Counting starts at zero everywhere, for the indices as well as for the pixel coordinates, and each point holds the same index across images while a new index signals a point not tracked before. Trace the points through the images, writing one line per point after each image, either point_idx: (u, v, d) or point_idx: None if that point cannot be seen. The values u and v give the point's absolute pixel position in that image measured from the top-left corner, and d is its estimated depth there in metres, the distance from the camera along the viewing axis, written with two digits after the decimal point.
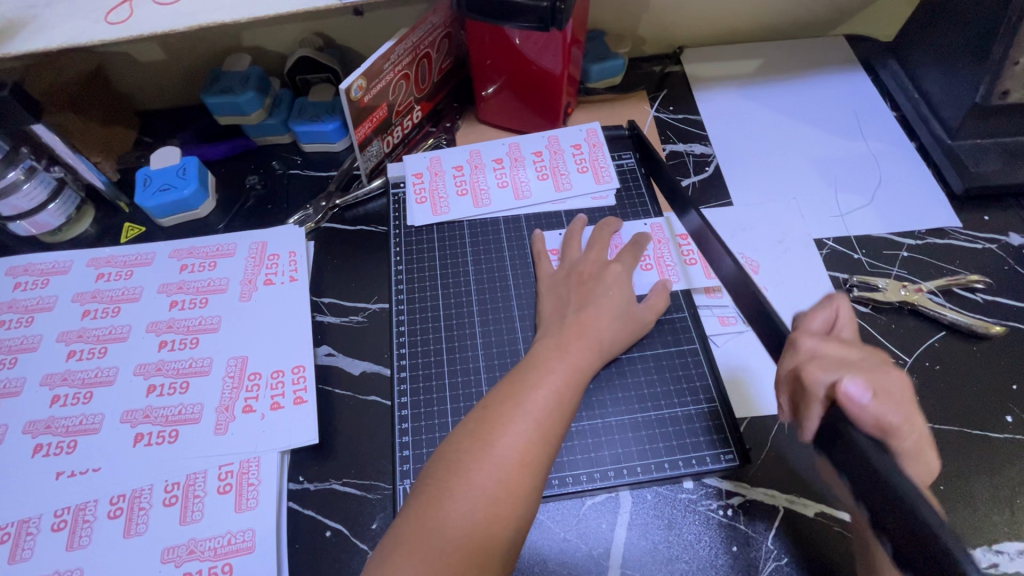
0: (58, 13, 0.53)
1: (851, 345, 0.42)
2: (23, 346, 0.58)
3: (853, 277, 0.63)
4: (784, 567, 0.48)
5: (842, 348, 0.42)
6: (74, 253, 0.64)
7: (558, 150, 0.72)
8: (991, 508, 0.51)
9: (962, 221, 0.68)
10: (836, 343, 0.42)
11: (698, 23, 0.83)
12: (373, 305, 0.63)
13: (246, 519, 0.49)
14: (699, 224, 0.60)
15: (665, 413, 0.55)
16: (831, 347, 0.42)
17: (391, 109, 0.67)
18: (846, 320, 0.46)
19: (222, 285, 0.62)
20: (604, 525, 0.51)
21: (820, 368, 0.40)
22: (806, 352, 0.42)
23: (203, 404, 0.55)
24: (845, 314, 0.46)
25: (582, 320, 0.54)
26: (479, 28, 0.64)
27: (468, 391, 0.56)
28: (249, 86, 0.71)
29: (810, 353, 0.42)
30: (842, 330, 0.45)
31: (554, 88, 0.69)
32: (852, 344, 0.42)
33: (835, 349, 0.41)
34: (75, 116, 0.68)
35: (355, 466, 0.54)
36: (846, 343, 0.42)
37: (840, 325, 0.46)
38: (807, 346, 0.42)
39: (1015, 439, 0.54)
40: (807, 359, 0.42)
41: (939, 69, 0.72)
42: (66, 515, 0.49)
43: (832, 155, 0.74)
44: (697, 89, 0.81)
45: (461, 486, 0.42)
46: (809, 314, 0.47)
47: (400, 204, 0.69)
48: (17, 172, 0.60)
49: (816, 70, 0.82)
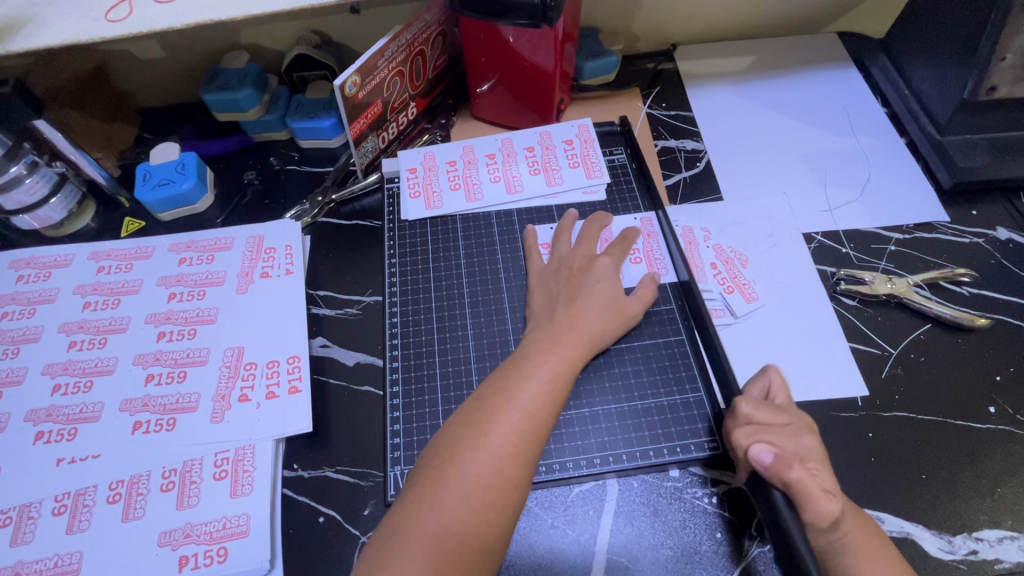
0: (59, 12, 0.55)
1: (777, 412, 0.47)
2: (26, 337, 0.59)
3: (840, 271, 0.64)
4: (767, 553, 0.49)
5: (769, 415, 0.47)
6: (75, 247, 0.66)
7: (550, 146, 0.73)
8: (972, 497, 0.51)
9: (950, 215, 0.68)
10: (766, 411, 0.47)
11: (691, 20, 0.84)
12: (367, 298, 0.64)
13: (241, 504, 0.50)
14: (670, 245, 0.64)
15: (652, 402, 0.56)
16: (763, 415, 0.47)
17: (385, 105, 0.68)
18: (779, 387, 0.50)
19: (219, 277, 0.63)
20: (591, 512, 0.52)
21: (742, 433, 0.46)
22: (740, 417, 0.47)
23: (200, 393, 0.56)
24: (779, 383, 0.50)
25: (572, 312, 0.55)
26: (473, 25, 0.65)
27: (458, 380, 0.57)
28: (247, 83, 0.72)
29: (744, 417, 0.47)
30: (777, 397, 0.49)
31: (547, 85, 0.70)
32: (781, 412, 0.47)
33: (765, 415, 0.47)
34: (77, 112, 0.70)
35: (348, 454, 0.55)
36: (776, 410, 0.47)
37: (774, 391, 0.50)
38: (742, 410, 0.47)
39: (998, 429, 0.54)
40: (739, 422, 0.47)
41: (929, 65, 0.73)
42: (66, 500, 0.50)
43: (822, 150, 0.74)
44: (689, 85, 0.82)
45: (456, 473, 0.43)
46: (746, 385, 0.51)
47: (395, 199, 0.70)
48: (20, 167, 0.61)
49: (808, 66, 0.83)
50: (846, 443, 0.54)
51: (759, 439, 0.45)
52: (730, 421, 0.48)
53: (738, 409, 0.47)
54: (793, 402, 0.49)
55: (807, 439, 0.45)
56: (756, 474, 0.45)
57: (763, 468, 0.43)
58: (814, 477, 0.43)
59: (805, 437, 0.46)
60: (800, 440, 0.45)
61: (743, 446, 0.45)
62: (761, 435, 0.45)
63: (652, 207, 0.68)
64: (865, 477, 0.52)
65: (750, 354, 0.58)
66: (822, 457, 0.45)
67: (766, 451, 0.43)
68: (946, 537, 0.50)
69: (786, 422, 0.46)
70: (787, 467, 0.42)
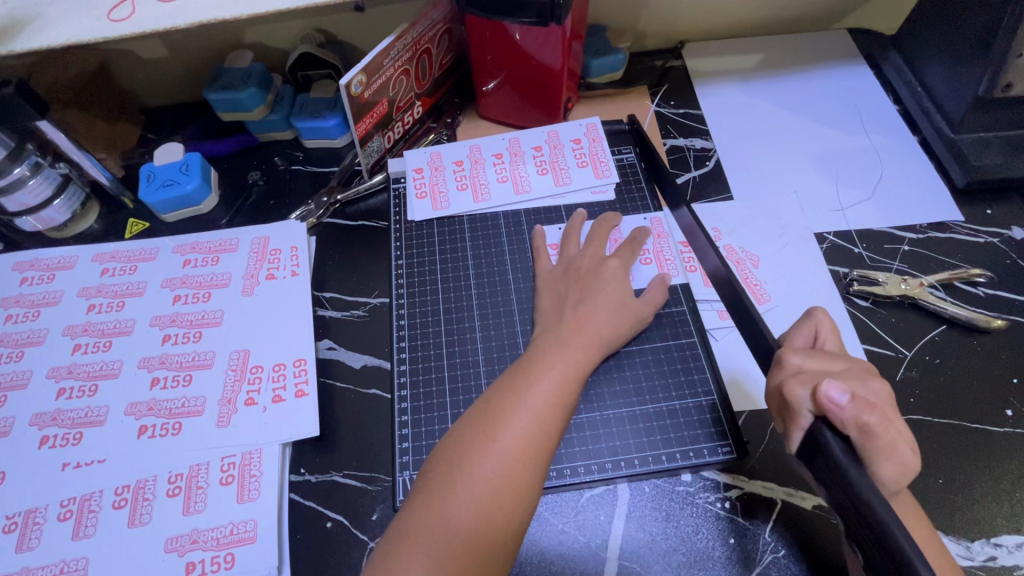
0: (60, 11, 0.54)
1: (832, 358, 0.44)
2: (30, 340, 0.58)
3: (853, 271, 0.63)
4: (781, 560, 0.48)
5: (823, 362, 0.44)
6: (79, 248, 0.65)
7: (557, 145, 0.72)
8: (990, 502, 0.51)
9: (964, 215, 0.67)
10: (820, 359, 0.44)
11: (699, 17, 0.83)
12: (374, 300, 0.63)
13: (248, 509, 0.50)
14: (689, 220, 0.60)
15: (663, 406, 0.55)
16: (815, 362, 0.44)
17: (391, 104, 0.67)
18: (827, 333, 0.47)
19: (224, 279, 0.63)
20: (602, 517, 0.51)
21: (799, 381, 0.42)
22: (790, 366, 0.44)
23: (205, 397, 0.55)
24: (829, 329, 0.47)
25: (582, 314, 0.54)
26: (480, 24, 0.65)
27: (466, 383, 0.57)
28: (251, 83, 0.71)
29: (793, 367, 0.44)
30: (827, 344, 0.46)
31: (554, 83, 0.69)
32: (835, 357, 0.44)
33: (818, 362, 0.44)
34: (80, 112, 0.69)
35: (356, 458, 0.54)
36: (829, 356, 0.44)
37: (823, 338, 0.47)
38: (792, 361, 0.44)
39: (1015, 432, 0.53)
40: (790, 372, 0.44)
41: (942, 61, 0.72)
42: (72, 505, 0.50)
43: (833, 149, 0.73)
44: (698, 83, 0.81)
45: (464, 479, 0.43)
46: (792, 333, 0.49)
47: (401, 199, 0.69)
48: (22, 169, 0.60)
49: (818, 64, 0.82)
50: None
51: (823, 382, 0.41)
52: (778, 372, 0.44)
53: (787, 359, 0.44)
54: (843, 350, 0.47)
55: (873, 381, 0.42)
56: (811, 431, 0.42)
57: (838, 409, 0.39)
58: (887, 420, 0.39)
59: (872, 381, 0.42)
60: (867, 384, 0.42)
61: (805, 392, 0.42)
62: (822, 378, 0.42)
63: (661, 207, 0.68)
64: None
65: None
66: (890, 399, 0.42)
67: (839, 390, 0.40)
68: (964, 543, 0.49)
69: (844, 368, 0.43)
70: (865, 411, 0.39)
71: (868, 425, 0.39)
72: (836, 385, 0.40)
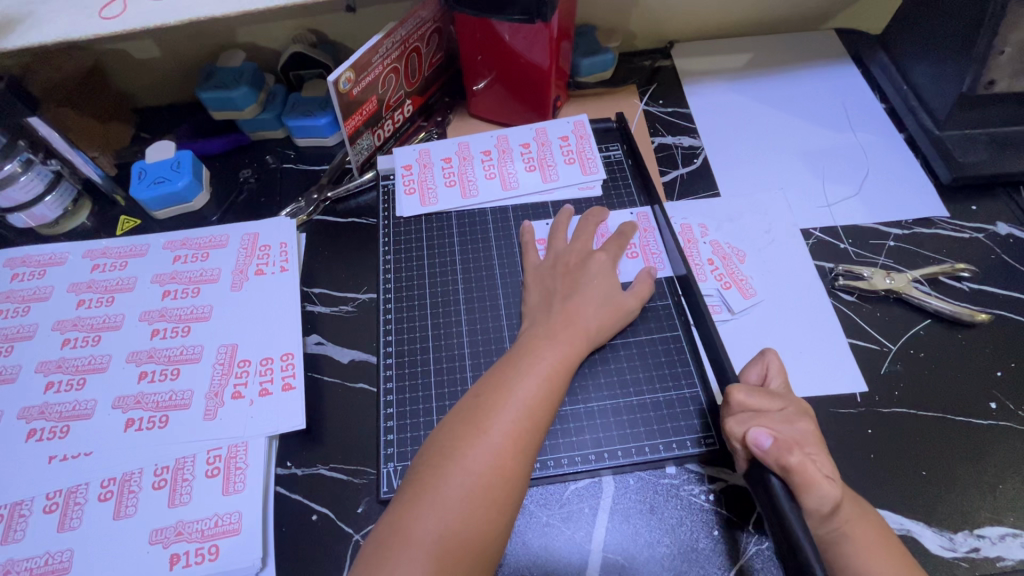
0: (53, 11, 0.55)
1: (772, 397, 0.47)
2: (20, 335, 0.59)
3: (838, 266, 0.63)
4: (764, 551, 0.48)
5: (763, 401, 0.47)
6: (71, 245, 0.65)
7: (545, 143, 0.72)
8: (973, 494, 0.51)
9: (949, 211, 0.68)
10: (759, 397, 0.47)
11: (688, 17, 0.83)
12: (362, 295, 0.64)
13: (233, 502, 0.50)
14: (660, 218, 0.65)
15: (646, 398, 0.55)
16: (756, 400, 0.47)
17: (381, 102, 0.67)
18: (775, 371, 0.50)
19: (214, 275, 0.63)
20: (586, 509, 0.51)
21: (736, 422, 0.46)
22: (733, 405, 0.48)
23: (193, 390, 0.55)
24: (776, 367, 0.50)
25: (568, 309, 0.54)
26: (468, 23, 0.66)
27: (451, 377, 0.57)
28: (242, 82, 0.72)
29: (738, 405, 0.47)
30: (773, 381, 0.49)
31: (543, 81, 0.70)
32: (776, 396, 0.47)
33: (758, 400, 0.47)
34: (73, 111, 0.70)
35: (342, 451, 0.54)
36: (771, 394, 0.47)
37: (770, 376, 0.49)
38: (736, 399, 0.47)
39: (999, 425, 0.54)
40: (732, 410, 0.48)
41: (927, 60, 0.73)
42: (58, 497, 0.50)
43: (820, 146, 0.74)
44: (686, 82, 0.82)
45: (455, 471, 0.43)
46: (743, 370, 0.51)
47: (390, 195, 0.70)
48: (14, 165, 0.61)
49: (806, 63, 0.83)
50: (844, 439, 0.53)
51: (753, 425, 0.45)
52: (724, 410, 0.48)
53: (731, 397, 0.48)
54: (789, 386, 0.49)
55: (800, 424, 0.46)
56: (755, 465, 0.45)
57: (761, 452, 0.43)
58: (812, 460, 0.43)
59: (801, 422, 0.46)
60: (795, 424, 0.46)
61: (738, 434, 0.46)
62: (756, 421, 0.46)
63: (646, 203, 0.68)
64: (865, 472, 0.52)
65: (747, 350, 0.58)
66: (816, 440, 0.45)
67: (764, 435, 0.44)
68: (947, 534, 0.49)
69: (780, 407, 0.47)
70: (787, 451, 0.43)
71: (790, 465, 0.42)
72: (762, 431, 0.44)
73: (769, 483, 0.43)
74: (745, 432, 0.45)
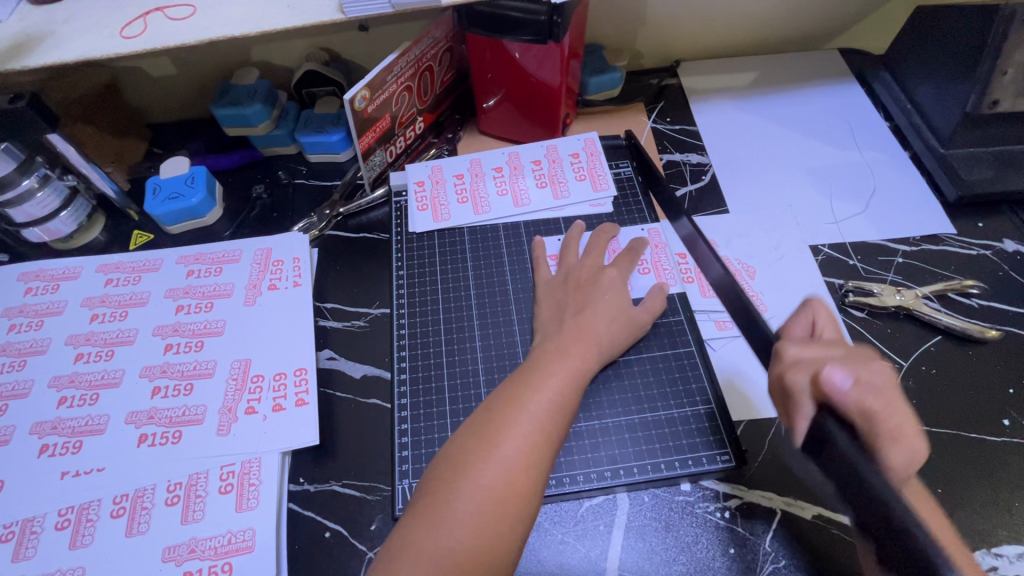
0: (75, 31, 0.56)
1: (827, 345, 0.44)
2: (33, 349, 0.59)
3: (848, 283, 0.64)
4: (782, 570, 0.48)
5: (820, 349, 0.44)
6: (84, 260, 0.66)
7: (556, 159, 0.73)
8: (990, 512, 0.50)
9: (956, 228, 0.68)
10: (815, 346, 0.44)
11: (694, 36, 0.85)
12: (375, 310, 0.64)
13: (247, 518, 0.50)
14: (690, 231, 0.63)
15: (661, 414, 0.55)
16: (811, 350, 0.43)
17: (394, 119, 0.68)
18: (826, 320, 0.48)
19: (227, 289, 0.63)
20: (601, 527, 0.51)
21: (801, 368, 0.42)
22: (787, 358, 0.44)
23: (206, 405, 0.55)
24: (825, 316, 0.49)
25: (580, 324, 0.55)
26: (480, 43, 0.67)
27: (465, 393, 0.57)
28: (257, 99, 0.73)
29: (792, 358, 0.44)
30: (825, 331, 0.47)
31: (553, 99, 0.71)
32: (829, 345, 0.44)
33: (813, 349, 0.44)
34: (89, 127, 0.71)
35: (355, 468, 0.54)
36: (824, 344, 0.44)
37: (821, 324, 0.48)
38: (791, 351, 0.44)
39: (1013, 442, 0.54)
40: (788, 362, 0.43)
41: (930, 80, 0.74)
42: (70, 514, 0.50)
43: (826, 164, 0.75)
44: (693, 100, 0.83)
45: (467, 486, 0.42)
46: (791, 322, 0.49)
47: (403, 211, 0.71)
48: (31, 181, 0.62)
49: (810, 82, 0.84)
50: None
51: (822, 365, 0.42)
52: (777, 363, 0.44)
53: (785, 350, 0.44)
54: (840, 334, 0.48)
55: (872, 364, 0.43)
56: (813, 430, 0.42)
57: (840, 392, 0.41)
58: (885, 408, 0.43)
59: (869, 363, 0.44)
60: (868, 366, 0.43)
61: (802, 381, 0.42)
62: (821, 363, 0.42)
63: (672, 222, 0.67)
64: None
65: (760, 366, 0.58)
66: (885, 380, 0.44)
67: (841, 373, 0.41)
68: None
69: (840, 352, 0.44)
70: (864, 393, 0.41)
71: (868, 407, 0.41)
72: (838, 370, 0.41)
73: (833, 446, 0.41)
74: (815, 375, 0.42)
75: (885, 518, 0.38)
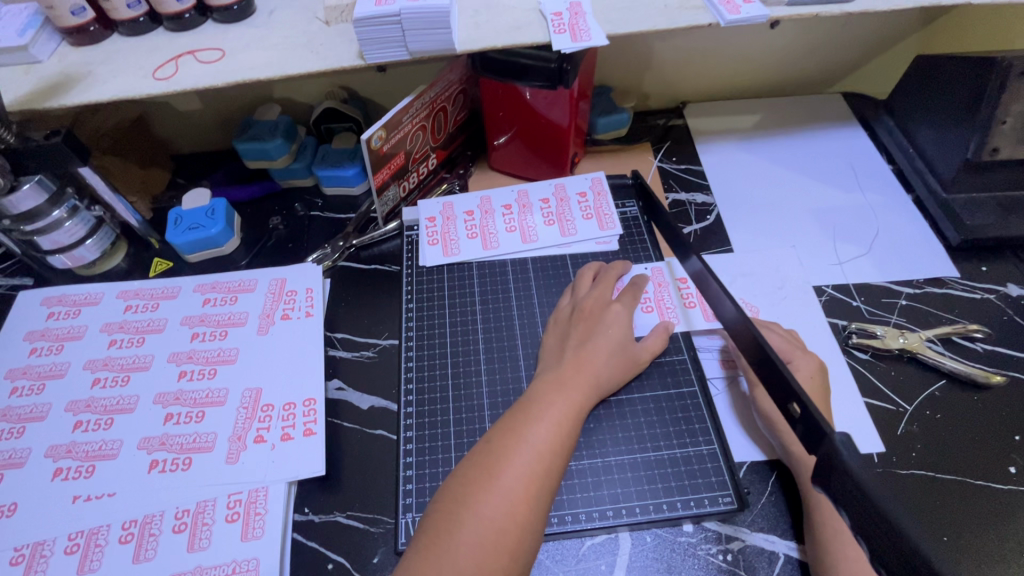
0: (111, 72, 0.59)
1: (796, 340, 0.60)
2: (52, 373, 0.61)
3: (852, 324, 0.64)
4: None
5: (791, 339, 0.60)
6: (105, 286, 0.68)
7: (564, 198, 0.76)
8: (998, 564, 0.50)
9: (959, 271, 0.69)
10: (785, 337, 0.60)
11: (699, 78, 0.88)
12: (383, 341, 0.66)
13: (251, 548, 0.50)
14: (700, 268, 0.55)
15: (664, 453, 0.55)
16: (784, 338, 0.60)
17: (408, 156, 0.71)
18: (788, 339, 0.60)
19: (242, 318, 0.65)
20: (603, 567, 0.51)
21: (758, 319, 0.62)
22: (764, 323, 0.62)
23: (216, 433, 0.57)
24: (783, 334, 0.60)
25: (581, 355, 0.55)
26: (493, 85, 0.69)
27: (471, 427, 0.58)
28: (277, 134, 0.76)
29: (766, 325, 0.61)
30: (791, 341, 0.60)
31: (563, 139, 0.73)
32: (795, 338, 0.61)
33: (787, 342, 0.59)
34: (116, 158, 0.74)
35: (360, 499, 0.55)
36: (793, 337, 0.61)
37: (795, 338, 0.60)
38: (764, 321, 0.62)
39: (1018, 490, 0.53)
40: (764, 322, 0.62)
41: (931, 125, 0.75)
42: (79, 538, 0.51)
43: (829, 206, 0.76)
44: (699, 141, 0.85)
45: (468, 518, 0.42)
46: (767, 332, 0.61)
47: (413, 245, 0.73)
48: (61, 211, 0.64)
49: (814, 125, 0.86)
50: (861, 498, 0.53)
51: (767, 325, 0.61)
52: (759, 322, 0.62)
53: (767, 323, 0.61)
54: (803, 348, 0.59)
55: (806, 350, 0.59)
56: (820, 459, 0.39)
57: (773, 332, 0.60)
58: (801, 365, 0.57)
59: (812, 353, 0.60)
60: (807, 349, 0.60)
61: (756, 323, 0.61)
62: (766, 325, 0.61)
63: (682, 263, 0.59)
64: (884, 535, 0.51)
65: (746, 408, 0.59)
66: (820, 367, 0.58)
67: (779, 333, 0.60)
68: None
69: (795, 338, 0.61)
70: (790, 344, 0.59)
71: (782, 347, 0.58)
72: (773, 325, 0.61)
73: (837, 464, 0.37)
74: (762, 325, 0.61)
75: (895, 537, 0.33)
